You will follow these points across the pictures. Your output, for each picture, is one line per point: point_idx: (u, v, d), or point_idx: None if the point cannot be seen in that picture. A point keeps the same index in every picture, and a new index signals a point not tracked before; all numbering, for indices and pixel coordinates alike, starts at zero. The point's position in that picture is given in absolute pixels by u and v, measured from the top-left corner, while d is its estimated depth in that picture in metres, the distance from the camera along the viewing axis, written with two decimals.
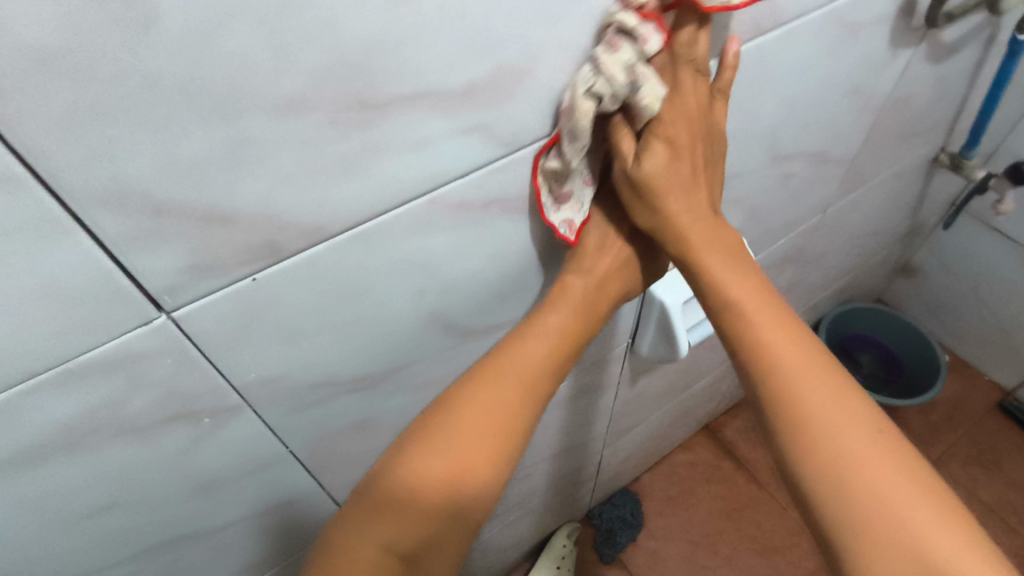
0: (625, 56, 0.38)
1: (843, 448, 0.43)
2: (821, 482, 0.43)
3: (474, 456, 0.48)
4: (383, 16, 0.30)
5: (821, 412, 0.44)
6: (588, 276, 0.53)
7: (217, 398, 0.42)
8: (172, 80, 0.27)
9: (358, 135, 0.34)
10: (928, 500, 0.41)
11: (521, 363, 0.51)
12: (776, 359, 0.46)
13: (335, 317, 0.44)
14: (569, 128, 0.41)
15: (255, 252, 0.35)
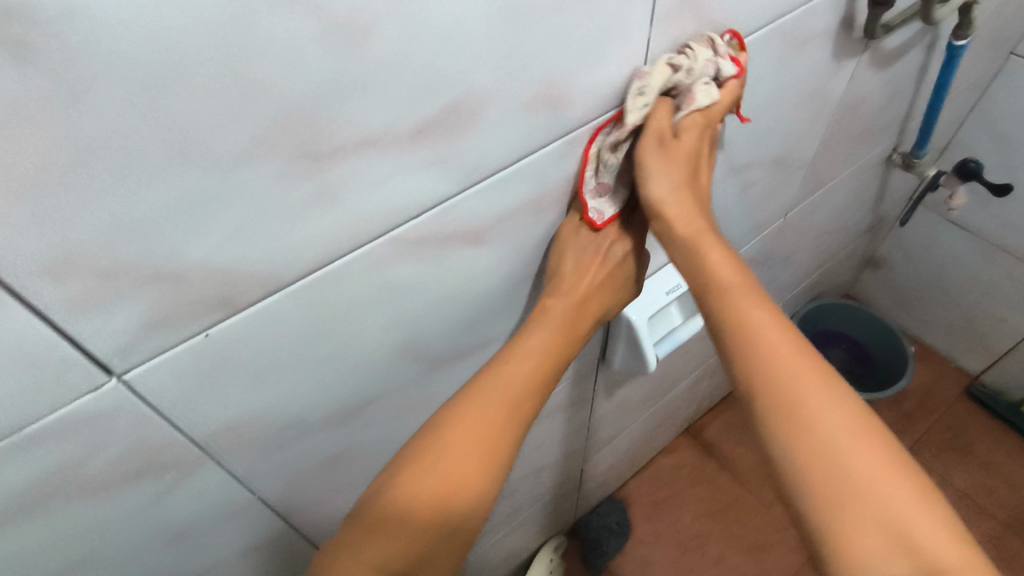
0: (708, 53, 0.47)
1: (821, 436, 0.42)
2: (799, 470, 0.42)
3: (464, 469, 0.48)
4: (325, 69, 0.30)
5: (800, 401, 0.43)
6: (568, 295, 0.55)
7: (178, 452, 0.41)
8: (111, 150, 0.27)
9: (306, 185, 0.33)
10: (907, 486, 0.40)
11: (504, 380, 0.51)
12: (752, 346, 0.45)
13: (298, 362, 0.43)
14: (641, 84, 0.45)
15: (208, 307, 0.35)
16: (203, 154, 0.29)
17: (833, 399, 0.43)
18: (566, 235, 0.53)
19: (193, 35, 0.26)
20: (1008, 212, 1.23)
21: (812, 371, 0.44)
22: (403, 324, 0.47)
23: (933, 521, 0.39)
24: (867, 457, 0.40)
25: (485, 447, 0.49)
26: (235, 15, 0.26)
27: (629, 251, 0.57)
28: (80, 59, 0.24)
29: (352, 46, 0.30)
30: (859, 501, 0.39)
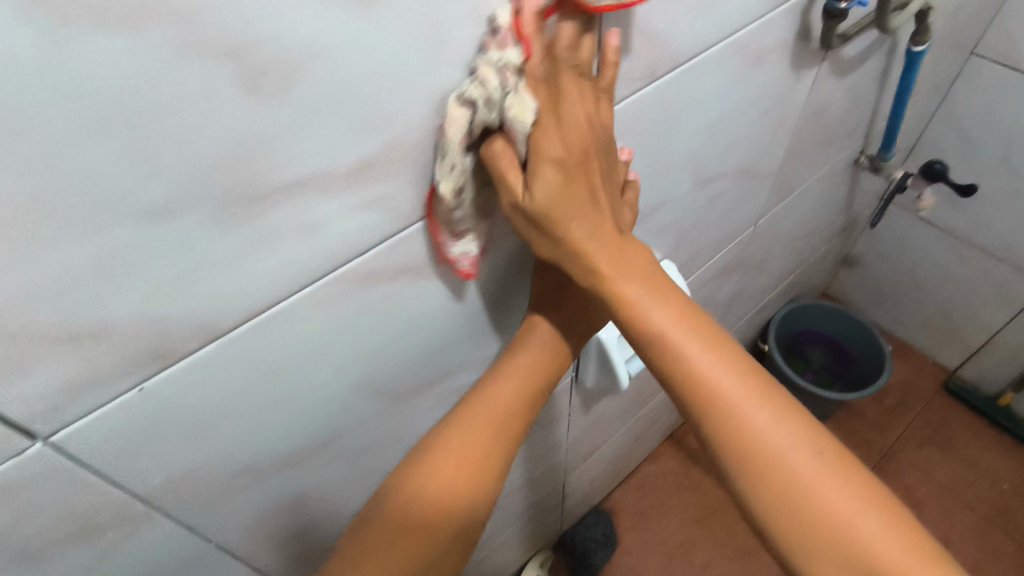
0: (499, 58, 0.34)
1: (783, 482, 0.41)
2: (767, 510, 0.41)
3: (463, 489, 0.47)
4: (247, 117, 0.29)
5: (759, 449, 0.41)
6: (554, 312, 0.53)
7: (120, 508, 0.40)
8: (15, 213, 0.25)
9: (237, 232, 0.32)
10: (874, 516, 0.40)
11: (492, 401, 0.50)
12: (704, 401, 0.42)
13: (246, 409, 0.41)
14: (444, 160, 0.36)
15: (139, 362, 0.33)
16: (118, 211, 0.28)
17: (793, 440, 0.41)
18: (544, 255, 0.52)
19: (93, 90, 0.24)
20: (976, 210, 1.24)
21: (771, 410, 0.42)
22: (358, 362, 0.46)
23: (901, 547, 0.39)
24: (833, 495, 0.40)
25: (479, 466, 0.48)
26: (140, 68, 0.25)
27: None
28: None
29: (275, 92, 0.29)
30: (826, 538, 0.40)
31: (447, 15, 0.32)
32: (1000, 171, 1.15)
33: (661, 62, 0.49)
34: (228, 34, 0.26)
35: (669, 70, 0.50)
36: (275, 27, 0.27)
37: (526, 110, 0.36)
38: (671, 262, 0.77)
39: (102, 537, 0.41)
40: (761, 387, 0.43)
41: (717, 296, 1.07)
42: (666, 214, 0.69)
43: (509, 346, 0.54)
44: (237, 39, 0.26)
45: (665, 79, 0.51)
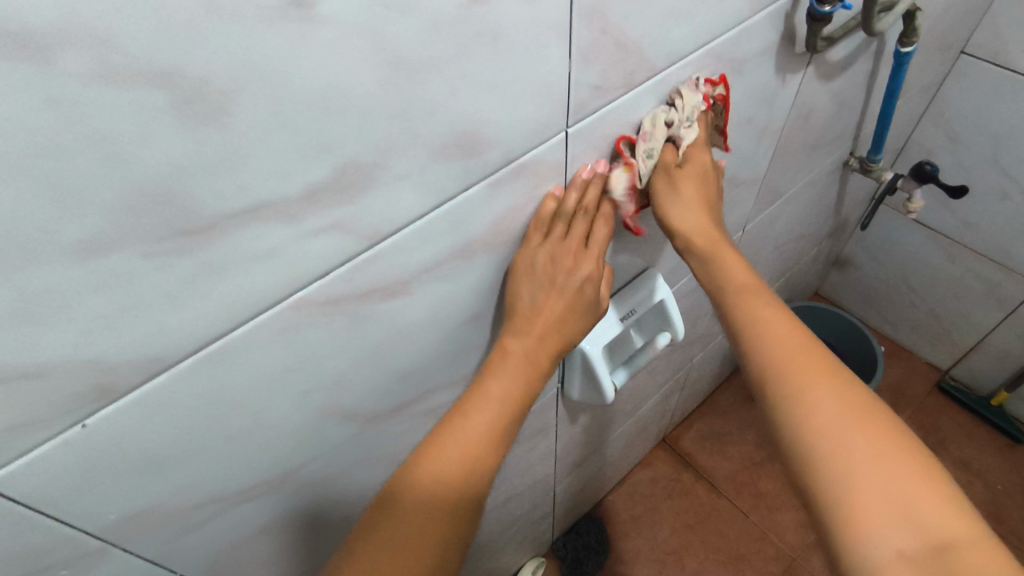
0: (693, 98, 0.52)
1: (818, 421, 0.43)
2: (802, 449, 0.43)
3: (430, 527, 0.44)
4: (183, 146, 0.27)
5: (801, 390, 0.45)
6: (528, 335, 0.51)
7: (71, 547, 0.37)
8: None
9: (180, 263, 0.30)
10: (906, 468, 0.40)
11: (465, 425, 0.48)
12: (760, 341, 0.49)
13: (206, 440, 0.39)
14: (648, 145, 0.51)
15: (82, 399, 0.31)
16: (40, 245, 0.26)
17: (832, 388, 0.44)
18: (522, 270, 0.50)
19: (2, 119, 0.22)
20: (966, 210, 1.23)
21: (817, 361, 0.46)
22: (325, 388, 0.44)
23: (935, 501, 0.39)
24: (864, 441, 0.41)
25: (472, 465, 0.47)
26: (54, 96, 0.23)
27: (591, 277, 0.51)
28: None
29: (212, 119, 0.27)
30: (859, 481, 0.40)
31: (401, 35, 0.30)
32: (990, 172, 1.14)
33: (640, 73, 0.47)
34: (153, 58, 0.24)
35: (648, 79, 0.48)
36: (208, 50, 0.25)
37: (693, 132, 0.54)
38: (655, 273, 0.75)
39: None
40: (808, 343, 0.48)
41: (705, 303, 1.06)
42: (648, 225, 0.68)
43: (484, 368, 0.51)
44: (166, 63, 0.24)
45: (634, 91, 0.48)
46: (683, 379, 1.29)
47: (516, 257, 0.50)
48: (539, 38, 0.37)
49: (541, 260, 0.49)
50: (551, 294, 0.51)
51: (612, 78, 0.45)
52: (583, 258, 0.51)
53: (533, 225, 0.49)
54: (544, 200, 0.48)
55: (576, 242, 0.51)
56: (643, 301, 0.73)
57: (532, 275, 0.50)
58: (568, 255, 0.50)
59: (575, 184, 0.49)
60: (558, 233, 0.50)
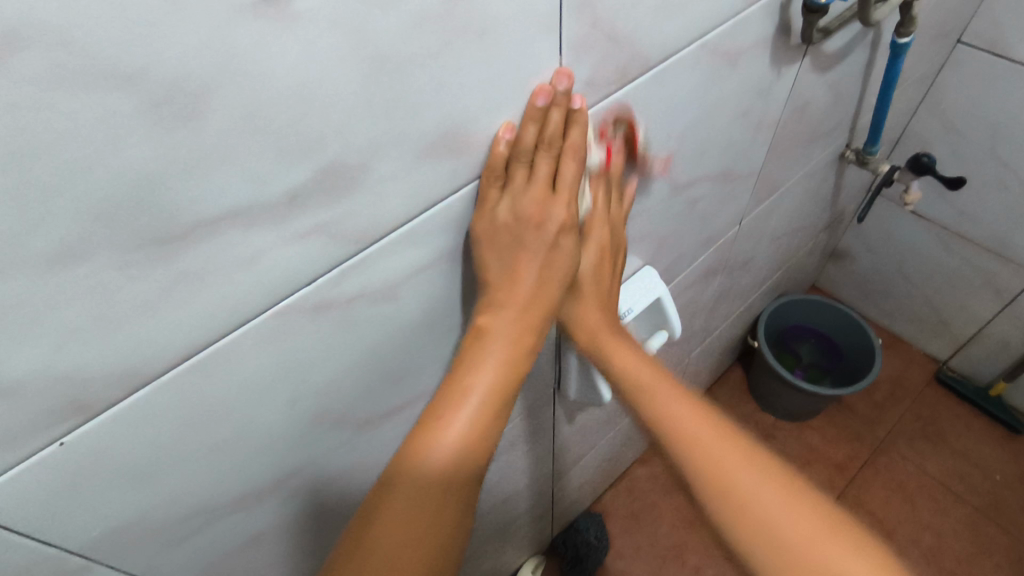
0: None
1: (748, 515, 0.45)
2: (750, 548, 0.45)
3: (413, 542, 0.41)
4: (152, 151, 0.25)
5: (729, 485, 0.47)
6: (505, 310, 0.45)
7: (56, 563, 0.36)
8: None
9: (158, 273, 0.29)
10: (837, 541, 0.43)
11: (437, 434, 0.43)
12: (684, 444, 0.49)
13: (193, 451, 0.38)
14: None
15: (60, 414, 0.30)
16: (4, 258, 0.24)
17: (754, 471, 0.47)
18: (483, 233, 0.43)
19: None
20: (964, 201, 1.22)
21: (739, 453, 0.48)
22: (314, 394, 0.43)
23: (858, 560, 0.43)
24: (790, 522, 0.44)
25: (458, 476, 0.43)
26: (10, 100, 0.21)
27: (564, 225, 0.44)
28: None
29: (182, 121, 0.25)
30: (792, 560, 0.43)
31: (381, 31, 0.29)
32: (987, 162, 1.14)
33: (634, 67, 0.46)
34: (120, 59, 0.23)
35: (640, 73, 0.47)
36: (176, 49, 0.24)
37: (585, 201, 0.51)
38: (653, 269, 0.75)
39: None
40: (722, 434, 0.49)
41: (702, 299, 1.05)
42: (644, 221, 0.66)
43: (464, 356, 0.46)
44: (131, 62, 0.23)
45: (630, 87, 0.47)
46: (681, 375, 1.29)
47: (476, 219, 0.43)
48: (528, 31, 0.35)
49: (503, 206, 0.42)
50: (522, 253, 0.44)
51: (605, 72, 0.43)
52: (552, 204, 0.43)
53: (486, 179, 0.41)
54: (494, 144, 0.40)
55: (541, 188, 0.43)
56: (641, 301, 0.71)
57: (494, 237, 0.44)
58: (535, 204, 0.43)
59: (529, 117, 0.40)
60: (518, 180, 0.42)
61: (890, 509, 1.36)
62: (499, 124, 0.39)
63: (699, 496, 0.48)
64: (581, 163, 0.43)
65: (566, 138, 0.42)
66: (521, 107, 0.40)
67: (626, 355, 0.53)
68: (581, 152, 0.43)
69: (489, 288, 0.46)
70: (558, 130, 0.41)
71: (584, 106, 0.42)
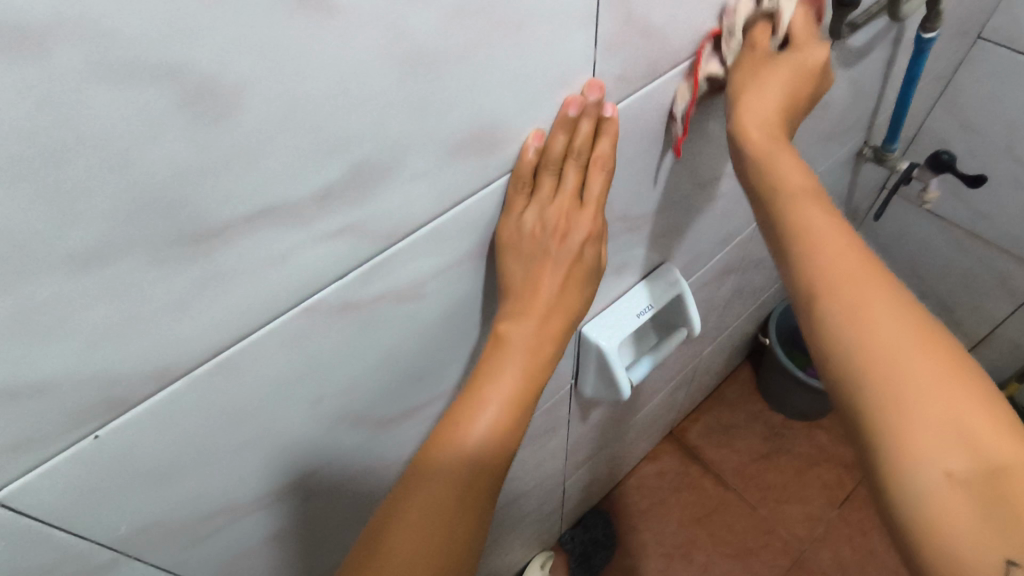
0: None
1: (874, 329, 0.37)
2: (856, 368, 0.37)
3: (427, 548, 0.40)
4: (191, 147, 0.25)
5: (868, 309, 0.37)
6: (525, 320, 0.45)
7: (80, 561, 0.35)
8: None
9: (191, 271, 0.28)
10: (970, 388, 0.34)
11: (455, 438, 0.43)
12: (815, 257, 0.41)
13: (219, 448, 0.37)
14: (730, 25, 0.47)
15: (90, 411, 0.29)
16: (40, 255, 0.24)
17: (895, 300, 0.37)
18: (507, 240, 0.43)
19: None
20: (980, 200, 1.21)
21: (874, 271, 0.39)
22: (338, 392, 0.42)
23: (1001, 427, 0.33)
24: (929, 358, 0.35)
25: (472, 480, 0.42)
26: (52, 94, 0.21)
27: (589, 237, 0.45)
28: None
29: (220, 116, 0.25)
30: (915, 409, 0.34)
31: (420, 24, 0.28)
32: (1004, 161, 1.12)
33: (662, 61, 0.45)
34: (162, 53, 0.22)
35: (667, 68, 0.46)
36: (218, 42, 0.23)
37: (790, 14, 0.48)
38: (672, 267, 0.73)
39: None
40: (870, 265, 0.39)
41: (716, 297, 1.04)
42: (665, 217, 0.66)
43: (479, 366, 0.45)
44: (172, 56, 0.22)
45: (656, 83, 0.46)
46: (691, 373, 1.28)
47: (499, 225, 0.43)
48: (566, 25, 0.34)
49: (530, 213, 0.43)
50: (545, 262, 0.45)
51: (634, 67, 0.43)
52: (577, 216, 0.44)
53: (512, 187, 0.41)
54: (523, 149, 0.39)
55: (567, 197, 0.43)
56: (659, 298, 0.71)
57: (519, 246, 0.44)
58: (560, 214, 0.44)
59: (559, 127, 0.40)
60: (545, 190, 0.42)
61: None
62: (529, 132, 0.39)
63: (813, 307, 0.40)
64: (608, 174, 0.44)
65: (594, 149, 0.43)
66: (553, 114, 0.39)
67: (782, 161, 0.46)
68: (609, 163, 0.43)
69: (509, 296, 0.46)
70: (587, 141, 0.42)
71: (615, 116, 0.41)
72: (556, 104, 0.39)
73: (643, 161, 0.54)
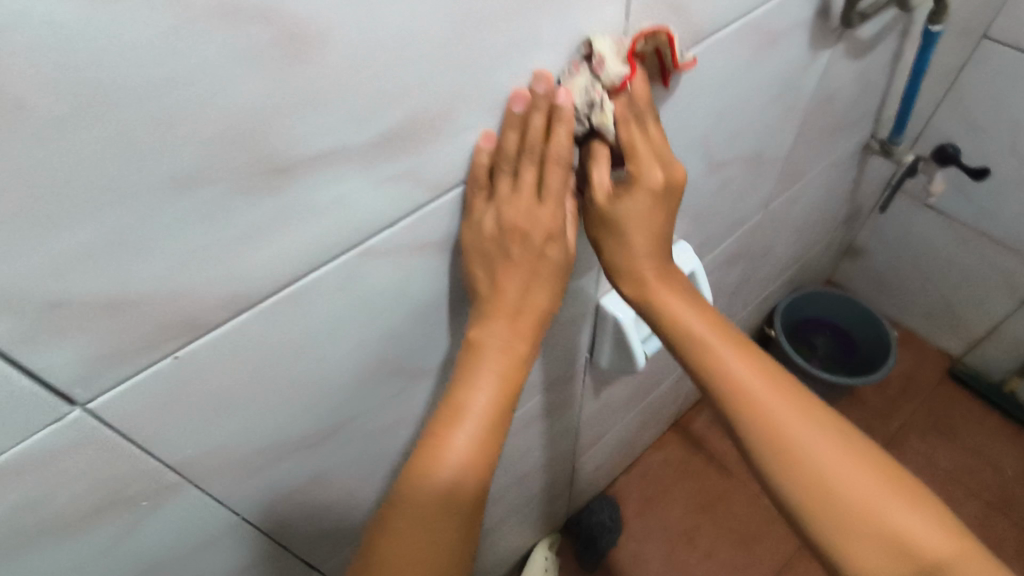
0: (582, 81, 0.41)
1: (809, 470, 0.46)
2: (801, 504, 0.46)
3: (419, 557, 0.42)
4: (277, 85, 0.28)
5: (809, 453, 0.46)
6: (495, 323, 0.45)
7: (149, 480, 0.38)
8: (61, 165, 0.24)
9: (269, 202, 0.31)
10: (891, 496, 0.44)
11: (439, 449, 0.43)
12: (745, 409, 0.48)
13: (276, 378, 0.40)
14: None
15: (173, 329, 0.32)
16: (149, 173, 0.27)
17: (817, 432, 0.47)
18: (470, 244, 0.44)
19: (126, 46, 0.23)
20: (984, 196, 1.24)
21: (790, 408, 0.47)
22: (381, 337, 0.45)
23: (919, 519, 0.44)
24: (855, 480, 0.45)
25: (462, 486, 0.43)
26: (175, 25, 0.24)
27: (550, 235, 0.44)
28: (22, 72, 0.22)
29: (303, 57, 0.28)
30: (855, 531, 0.44)
31: None
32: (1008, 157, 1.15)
33: (687, 37, 0.48)
34: None
35: (691, 46, 0.49)
36: None
37: (609, 115, 0.42)
38: (685, 243, 0.76)
39: (134, 509, 0.39)
40: (789, 395, 0.48)
41: (724, 283, 1.07)
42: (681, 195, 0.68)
43: (455, 377, 0.45)
44: None
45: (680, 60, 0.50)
46: None
47: (462, 229, 0.43)
48: None
49: (489, 213, 0.42)
50: (507, 265, 0.44)
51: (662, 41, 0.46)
52: (538, 212, 0.42)
53: (468, 190, 0.42)
54: (474, 154, 0.40)
55: (525, 195, 0.42)
56: None
57: (482, 249, 0.43)
58: (520, 214, 0.42)
59: (509, 125, 0.39)
60: (502, 189, 0.41)
61: None
62: (477, 134, 0.39)
63: (754, 456, 0.48)
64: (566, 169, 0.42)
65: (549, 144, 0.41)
66: (501, 113, 0.39)
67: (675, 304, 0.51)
68: (565, 158, 0.41)
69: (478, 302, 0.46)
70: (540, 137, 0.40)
71: (568, 102, 0.39)
72: (502, 100, 0.38)
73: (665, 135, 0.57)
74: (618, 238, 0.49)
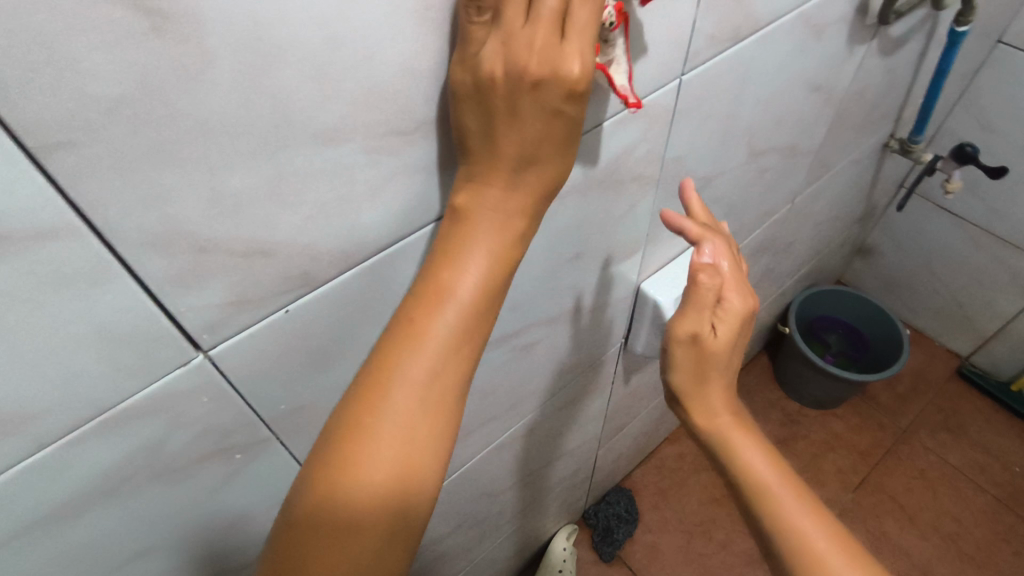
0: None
1: (791, 532, 0.51)
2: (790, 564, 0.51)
3: (377, 512, 0.33)
4: (412, 50, 0.31)
5: (780, 504, 0.52)
6: (487, 202, 0.35)
7: (247, 432, 0.41)
8: (231, 119, 0.27)
9: (387, 162, 0.34)
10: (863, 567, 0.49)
11: (409, 350, 0.34)
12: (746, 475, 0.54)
13: (363, 340, 0.43)
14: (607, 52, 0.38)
15: (290, 282, 0.35)
16: (300, 127, 0.30)
17: (800, 503, 0.52)
18: (462, 87, 0.32)
19: (307, 5, 0.26)
20: (997, 196, 1.27)
21: (780, 477, 0.54)
22: None
23: None
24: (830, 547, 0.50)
25: (429, 418, 0.34)
26: None
27: (572, 93, 0.31)
28: (217, 31, 0.25)
29: (435, 26, 0.31)
30: None
31: None
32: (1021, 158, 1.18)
33: (745, 27, 0.51)
34: None
35: (748, 35, 0.52)
36: None
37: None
38: None
39: (229, 461, 0.42)
40: (772, 460, 0.55)
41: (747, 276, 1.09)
42: (721, 184, 0.71)
43: (430, 267, 0.36)
44: None
45: (737, 48, 0.53)
46: None
47: (451, 69, 0.33)
48: None
49: (489, 49, 0.31)
50: (507, 124, 0.32)
51: (724, 28, 0.49)
52: (556, 53, 0.30)
53: (463, 12, 0.31)
54: None
55: (544, 28, 0.30)
56: None
57: (477, 97, 0.32)
58: (528, 51, 0.30)
59: None
60: (510, 15, 0.30)
61: (912, 496, 1.41)
62: None
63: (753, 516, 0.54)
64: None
65: None
66: None
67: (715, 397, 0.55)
68: None
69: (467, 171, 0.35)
70: None
71: None
72: None
73: (714, 123, 0.59)
74: (687, 366, 0.53)
